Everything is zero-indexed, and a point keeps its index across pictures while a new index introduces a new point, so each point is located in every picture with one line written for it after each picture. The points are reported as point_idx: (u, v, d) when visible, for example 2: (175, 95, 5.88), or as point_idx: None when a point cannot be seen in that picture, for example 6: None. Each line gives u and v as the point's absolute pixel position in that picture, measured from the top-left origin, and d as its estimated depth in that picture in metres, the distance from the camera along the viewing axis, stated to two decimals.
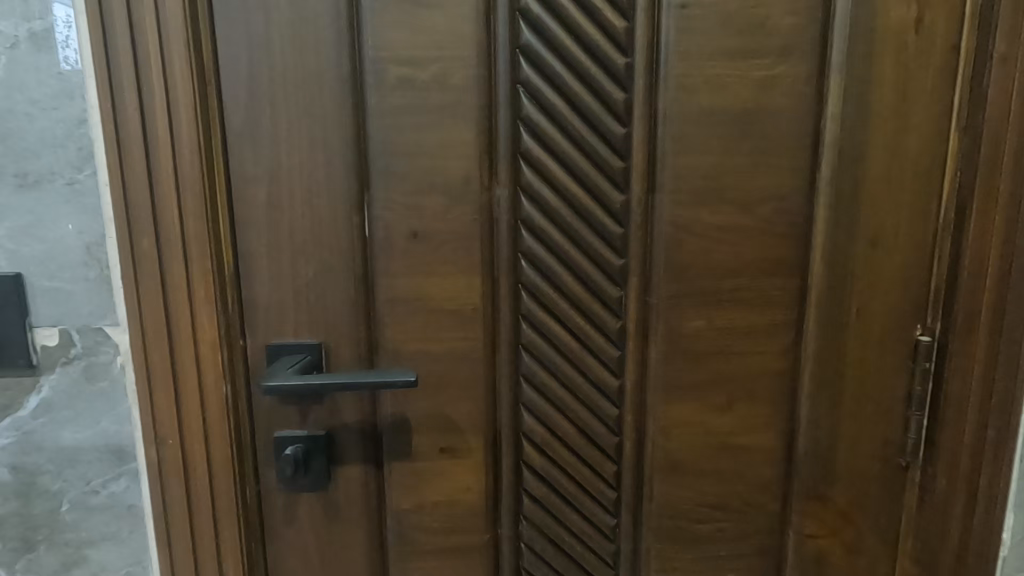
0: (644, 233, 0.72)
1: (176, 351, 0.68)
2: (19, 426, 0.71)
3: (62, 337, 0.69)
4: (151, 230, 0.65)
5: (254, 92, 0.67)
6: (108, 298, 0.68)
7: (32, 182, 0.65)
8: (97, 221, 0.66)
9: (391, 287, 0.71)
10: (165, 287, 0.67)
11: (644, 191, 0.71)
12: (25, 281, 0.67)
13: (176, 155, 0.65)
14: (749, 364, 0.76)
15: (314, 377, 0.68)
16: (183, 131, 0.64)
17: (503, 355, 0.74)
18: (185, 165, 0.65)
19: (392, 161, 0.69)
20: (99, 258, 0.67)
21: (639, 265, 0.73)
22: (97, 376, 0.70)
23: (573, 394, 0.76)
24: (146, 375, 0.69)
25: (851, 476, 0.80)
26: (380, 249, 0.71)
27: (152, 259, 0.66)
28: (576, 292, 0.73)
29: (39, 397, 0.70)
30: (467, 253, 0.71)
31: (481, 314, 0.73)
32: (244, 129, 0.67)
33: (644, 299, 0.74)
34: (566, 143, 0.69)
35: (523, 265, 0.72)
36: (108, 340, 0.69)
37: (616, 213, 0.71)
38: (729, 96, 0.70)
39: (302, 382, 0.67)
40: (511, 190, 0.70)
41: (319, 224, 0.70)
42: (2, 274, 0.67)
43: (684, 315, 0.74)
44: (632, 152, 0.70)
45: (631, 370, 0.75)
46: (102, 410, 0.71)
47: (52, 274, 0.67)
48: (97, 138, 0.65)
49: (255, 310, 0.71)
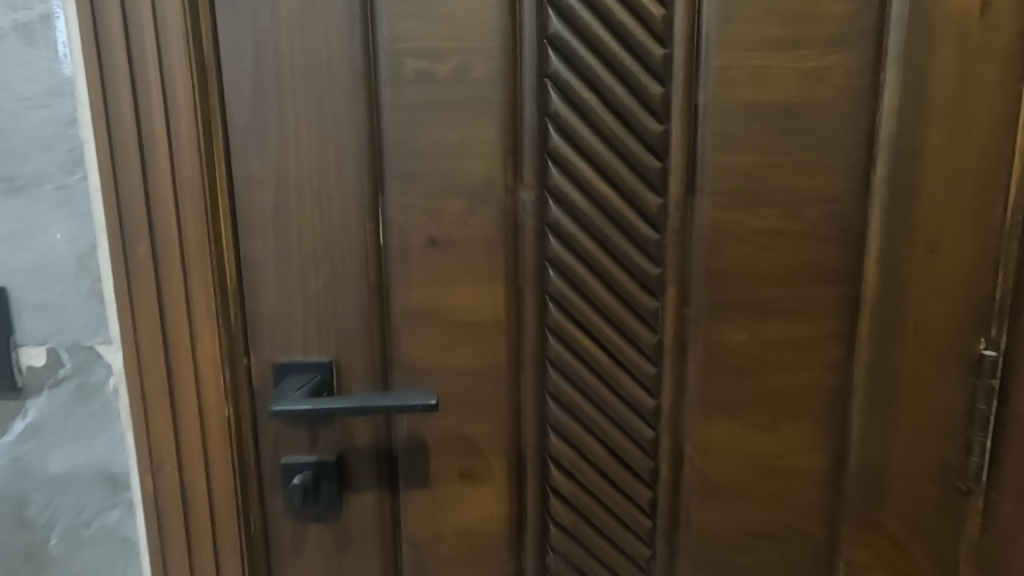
0: (683, 240, 0.66)
1: (174, 371, 0.63)
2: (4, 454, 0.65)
3: (51, 356, 0.63)
4: (147, 240, 0.60)
5: (259, 88, 0.61)
6: (101, 313, 0.63)
7: (18, 187, 0.60)
8: (88, 229, 0.61)
9: (407, 298, 0.65)
10: (163, 302, 0.61)
11: (683, 194, 0.65)
12: (10, 294, 0.62)
13: (174, 157, 0.59)
14: (795, 380, 0.70)
15: (325, 401, 0.62)
16: (181, 131, 0.59)
17: (529, 372, 0.68)
18: (184, 169, 0.59)
19: (409, 162, 0.63)
20: (91, 270, 0.62)
21: (677, 274, 0.67)
22: (89, 398, 0.64)
23: (605, 414, 0.70)
24: (141, 397, 0.63)
25: (905, 500, 0.73)
26: (396, 257, 0.65)
27: (148, 271, 0.60)
28: (609, 303, 0.67)
29: (26, 421, 0.65)
30: (489, 262, 0.65)
31: (505, 328, 0.67)
32: (247, 128, 0.62)
33: (683, 311, 0.68)
34: (599, 141, 0.63)
35: (550, 274, 0.66)
36: (101, 359, 0.64)
37: (652, 217, 0.65)
38: (775, 89, 0.64)
39: (311, 407, 0.61)
40: (538, 193, 0.64)
41: (329, 230, 0.64)
42: None
43: (726, 328, 0.68)
44: (670, 152, 0.64)
45: (669, 388, 0.69)
46: (95, 435, 0.65)
47: (40, 287, 0.62)
48: (89, 140, 0.59)
49: (260, 325, 0.65)
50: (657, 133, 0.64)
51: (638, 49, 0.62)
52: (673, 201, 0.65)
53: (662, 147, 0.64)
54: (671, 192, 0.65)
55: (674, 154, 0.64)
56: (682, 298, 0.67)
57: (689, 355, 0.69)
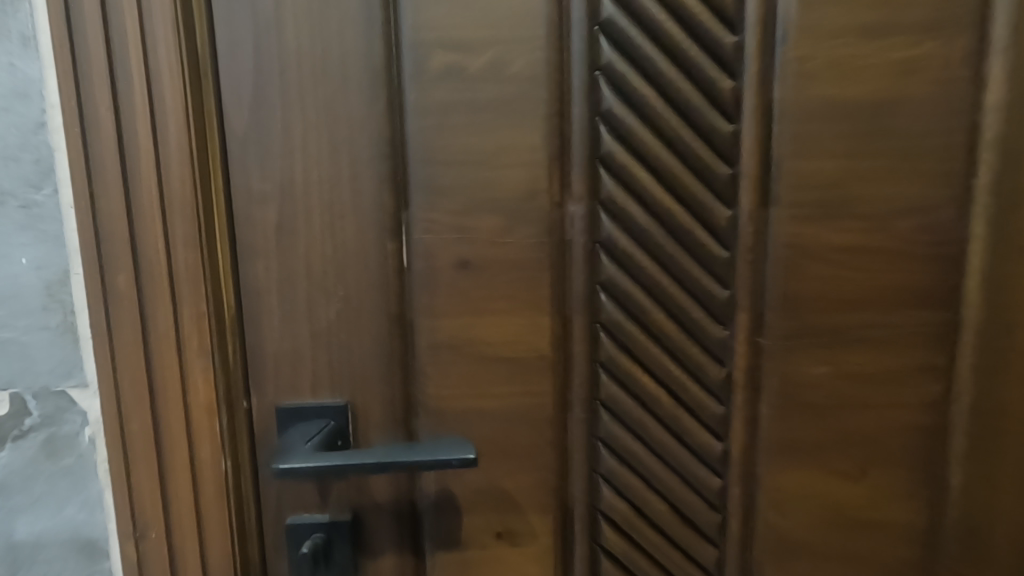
0: (756, 258, 0.57)
1: (161, 420, 0.53)
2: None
3: (14, 403, 0.53)
4: (128, 267, 0.50)
5: (260, 86, 0.51)
6: (74, 352, 0.53)
7: None
8: (59, 254, 0.51)
9: (435, 330, 0.56)
10: (147, 338, 0.52)
11: (756, 206, 0.56)
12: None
13: (160, 168, 0.49)
14: (887, 422, 0.60)
15: (339, 456, 0.52)
16: (169, 137, 0.49)
17: (577, 413, 0.59)
18: (172, 181, 0.50)
19: (437, 171, 0.53)
20: (63, 302, 0.52)
21: (750, 298, 0.57)
22: (60, 452, 0.54)
23: (665, 463, 0.60)
24: (121, 451, 0.53)
25: (1012, 558, 0.62)
26: (420, 282, 0.55)
27: (129, 303, 0.51)
28: (669, 333, 0.58)
29: None
30: (532, 287, 0.56)
31: (550, 362, 0.57)
32: (247, 133, 0.52)
33: (756, 342, 0.58)
34: (658, 145, 0.55)
35: (602, 300, 0.57)
36: (74, 406, 0.54)
37: (720, 232, 0.56)
38: (864, 82, 0.54)
39: (322, 463, 0.51)
40: (588, 205, 0.55)
41: (343, 252, 0.54)
42: None
43: (807, 361, 0.58)
44: (742, 156, 0.55)
45: (739, 431, 0.59)
46: (66, 496, 0.55)
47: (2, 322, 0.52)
48: (60, 148, 0.50)
49: (263, 364, 0.55)
50: (726, 135, 0.55)
51: (705, 38, 0.53)
52: (745, 214, 0.56)
53: (732, 152, 0.55)
54: (742, 203, 0.56)
55: (746, 159, 0.55)
56: (755, 326, 0.58)
57: (763, 392, 0.59)
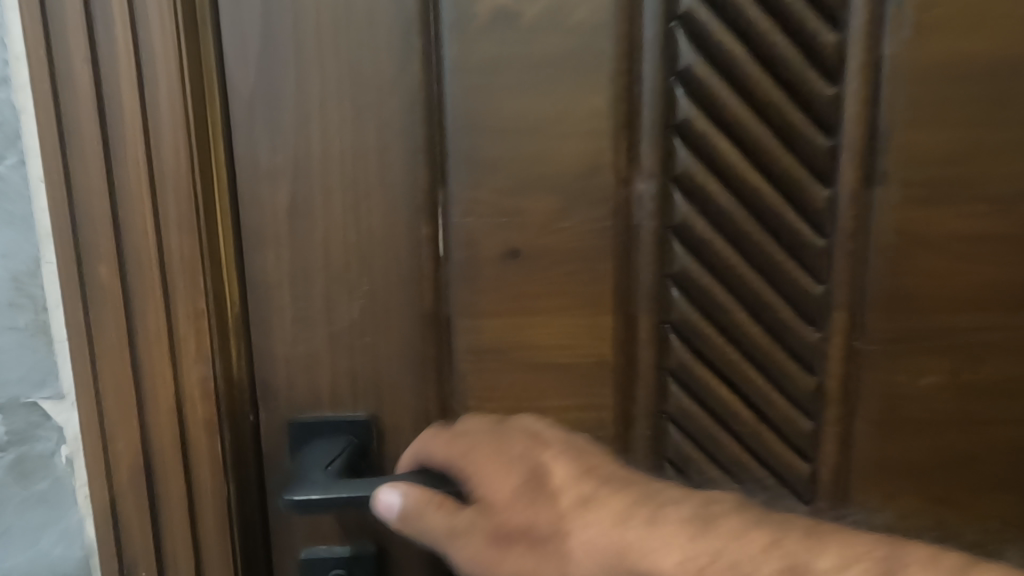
0: (857, 247, 0.48)
1: (152, 440, 0.44)
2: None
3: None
4: (112, 256, 0.41)
5: (268, 34, 0.42)
6: (48, 357, 0.44)
7: None
8: (26, 239, 0.42)
9: (477, 331, 0.46)
10: (135, 343, 0.43)
11: (859, 184, 0.47)
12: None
13: (151, 136, 0.40)
14: (1004, 441, 0.51)
15: (358, 488, 0.42)
16: (160, 97, 0.40)
17: (642, 429, 0.50)
18: (163, 152, 0.40)
19: (483, 141, 0.44)
20: (32, 297, 0.43)
21: (850, 294, 0.48)
22: (31, 476, 0.46)
23: (742, 486, 0.51)
24: (104, 478, 0.44)
25: None
26: (460, 274, 0.46)
27: (113, 300, 0.42)
28: (752, 335, 0.49)
29: None
30: (592, 280, 0.47)
31: (612, 370, 0.48)
32: (254, 95, 0.43)
33: (853, 346, 0.49)
34: (746, 112, 0.46)
35: (674, 295, 0.48)
36: (48, 421, 0.45)
37: (816, 216, 0.47)
38: (995, 35, 0.45)
39: (341, 496, 0.42)
40: (660, 182, 0.46)
41: (369, 238, 0.45)
42: None
43: (912, 370, 0.49)
44: (843, 124, 0.46)
45: (831, 450, 0.51)
46: (38, 528, 0.46)
47: None
48: (27, 111, 0.41)
49: (272, 372, 0.46)
50: (825, 100, 0.46)
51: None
52: (845, 194, 0.47)
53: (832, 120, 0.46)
54: (842, 181, 0.47)
55: (848, 129, 0.46)
56: (853, 328, 0.49)
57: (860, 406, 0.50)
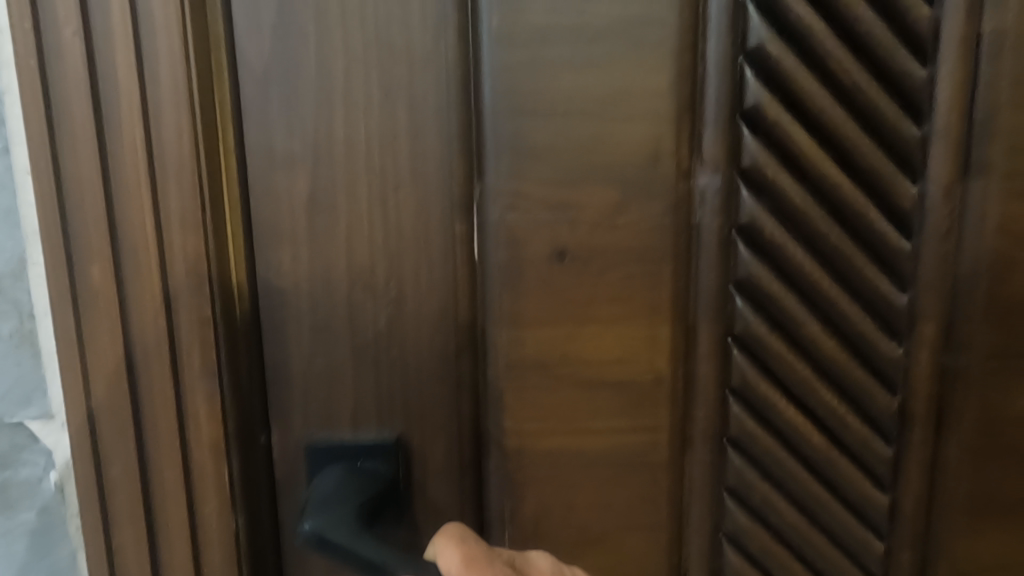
0: (948, 250, 0.42)
1: (152, 466, 0.39)
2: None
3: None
4: (106, 257, 0.36)
5: (285, 4, 0.37)
6: (35, 371, 0.38)
7: None
8: (10, 235, 0.37)
9: (518, 343, 0.41)
10: (133, 355, 0.37)
11: (951, 177, 0.41)
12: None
13: (151, 119, 0.35)
14: None
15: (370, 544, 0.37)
16: (160, 74, 0.35)
17: (700, 455, 0.44)
18: (164, 138, 0.35)
19: (527, 128, 0.39)
20: (17, 304, 0.37)
21: (939, 303, 0.42)
22: (16, 504, 0.40)
23: (811, 517, 0.45)
24: (98, 509, 0.39)
25: None
26: (499, 279, 0.41)
27: (106, 308, 0.37)
28: (826, 348, 0.43)
29: None
30: (648, 286, 0.41)
31: (668, 387, 0.43)
32: (268, 74, 0.38)
33: (941, 361, 0.43)
34: (824, 94, 0.40)
35: (740, 304, 0.42)
36: (35, 443, 0.39)
37: (901, 214, 0.42)
38: None
39: (354, 544, 0.37)
40: (726, 174, 0.41)
41: (396, 237, 0.40)
42: None
43: (1007, 390, 0.44)
44: (935, 109, 0.41)
45: (914, 479, 0.45)
46: (25, 562, 0.40)
47: None
48: (13, 91, 0.35)
49: (285, 389, 0.41)
50: (912, 82, 0.40)
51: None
52: (934, 188, 0.41)
53: (919, 104, 0.41)
54: (931, 174, 0.41)
55: (938, 114, 0.41)
56: (942, 341, 0.43)
57: (946, 428, 0.44)
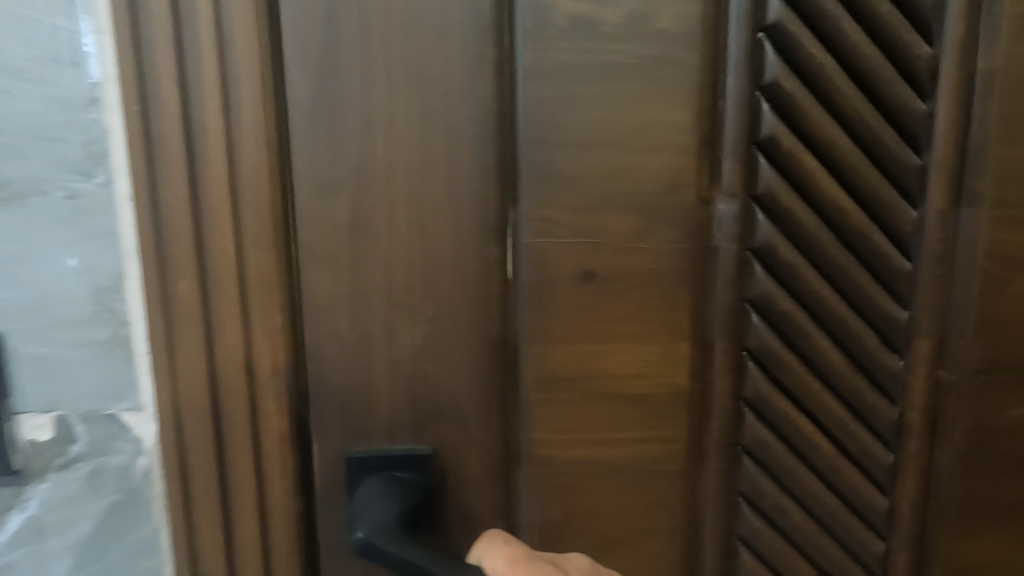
0: (944, 272, 0.45)
1: (226, 469, 0.42)
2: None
3: (57, 431, 0.41)
4: (193, 273, 0.39)
5: (332, 39, 0.39)
6: (127, 372, 0.41)
7: (11, 195, 0.38)
8: (110, 253, 0.40)
9: (546, 360, 0.43)
10: (211, 367, 0.40)
11: (948, 204, 0.45)
12: (8, 345, 0.40)
13: (232, 151, 0.38)
14: None
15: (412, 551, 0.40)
16: (243, 111, 0.38)
17: (715, 463, 0.47)
18: (246, 168, 0.39)
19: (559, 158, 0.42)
20: (114, 314, 0.40)
21: (935, 321, 0.46)
22: (107, 487, 0.42)
23: (816, 519, 0.49)
24: (181, 508, 0.42)
25: None
26: (529, 299, 0.43)
27: (192, 321, 0.39)
28: (831, 362, 0.46)
29: (17, 523, 0.41)
30: (669, 305, 0.44)
31: (686, 400, 0.45)
32: (314, 106, 0.40)
33: (935, 374, 0.47)
34: (834, 127, 0.43)
35: (753, 321, 0.45)
36: (125, 433, 0.42)
37: (901, 238, 0.45)
38: None
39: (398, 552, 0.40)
40: (742, 201, 0.44)
41: (434, 260, 0.42)
42: None
43: (999, 401, 0.47)
44: (934, 142, 0.44)
45: (910, 483, 0.48)
46: (113, 539, 0.43)
47: (41, 335, 0.40)
48: (117, 131, 0.38)
49: (329, 404, 0.43)
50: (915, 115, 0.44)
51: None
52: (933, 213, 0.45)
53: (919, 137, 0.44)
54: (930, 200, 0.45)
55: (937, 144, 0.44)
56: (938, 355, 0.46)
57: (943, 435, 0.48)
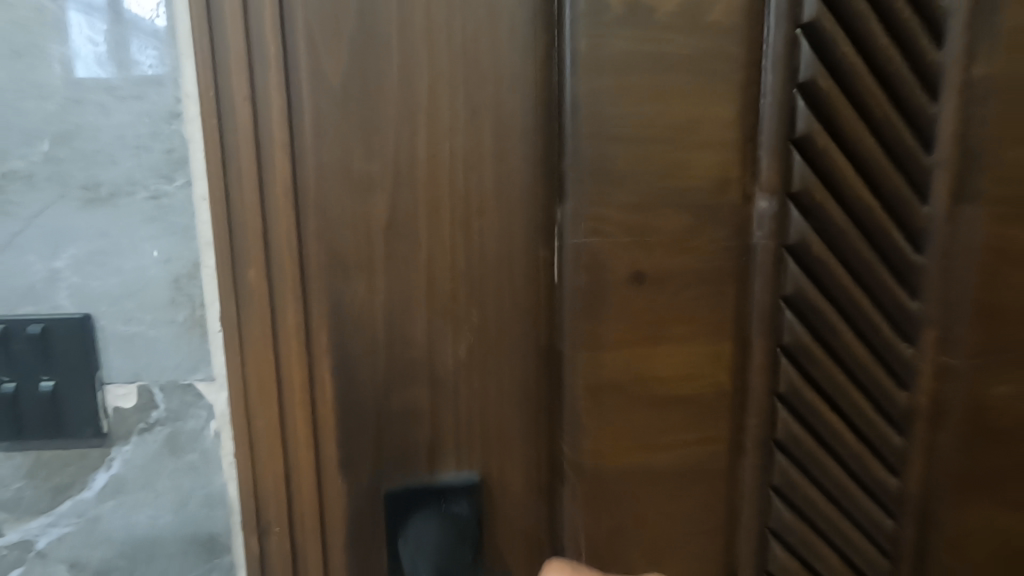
0: (947, 263, 0.48)
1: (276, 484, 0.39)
2: (76, 514, 0.43)
3: (133, 399, 0.42)
4: (260, 264, 0.36)
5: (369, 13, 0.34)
6: (202, 349, 0.41)
7: (104, 196, 0.39)
8: (189, 242, 0.40)
9: (598, 367, 0.41)
10: (277, 371, 0.37)
11: (952, 200, 0.47)
12: (95, 325, 0.40)
13: (294, 139, 0.35)
14: None
15: None
16: (303, 94, 0.35)
17: (751, 458, 0.47)
18: (308, 158, 0.35)
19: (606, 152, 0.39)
20: (190, 297, 0.40)
21: (940, 310, 0.49)
22: (186, 449, 0.42)
23: (838, 506, 0.50)
24: (251, 515, 0.39)
25: None
26: (580, 303, 0.40)
27: (259, 319, 0.36)
28: (854, 353, 0.48)
29: (108, 474, 0.43)
30: (713, 303, 0.43)
31: (727, 398, 0.45)
32: (348, 89, 0.35)
33: (941, 359, 0.50)
34: (861, 125, 0.44)
35: (787, 315, 0.45)
36: (200, 401, 0.42)
37: (912, 232, 0.48)
38: None
39: None
40: (779, 197, 0.43)
41: (483, 263, 0.38)
42: (61, 318, 0.40)
43: (993, 382, 0.51)
44: (942, 141, 0.46)
45: (918, 463, 0.51)
46: (188, 488, 0.43)
47: (127, 315, 0.40)
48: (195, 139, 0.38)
49: (374, 422, 0.39)
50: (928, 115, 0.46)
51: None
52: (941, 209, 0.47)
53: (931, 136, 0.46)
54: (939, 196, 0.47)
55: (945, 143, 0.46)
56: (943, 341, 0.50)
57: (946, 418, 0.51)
